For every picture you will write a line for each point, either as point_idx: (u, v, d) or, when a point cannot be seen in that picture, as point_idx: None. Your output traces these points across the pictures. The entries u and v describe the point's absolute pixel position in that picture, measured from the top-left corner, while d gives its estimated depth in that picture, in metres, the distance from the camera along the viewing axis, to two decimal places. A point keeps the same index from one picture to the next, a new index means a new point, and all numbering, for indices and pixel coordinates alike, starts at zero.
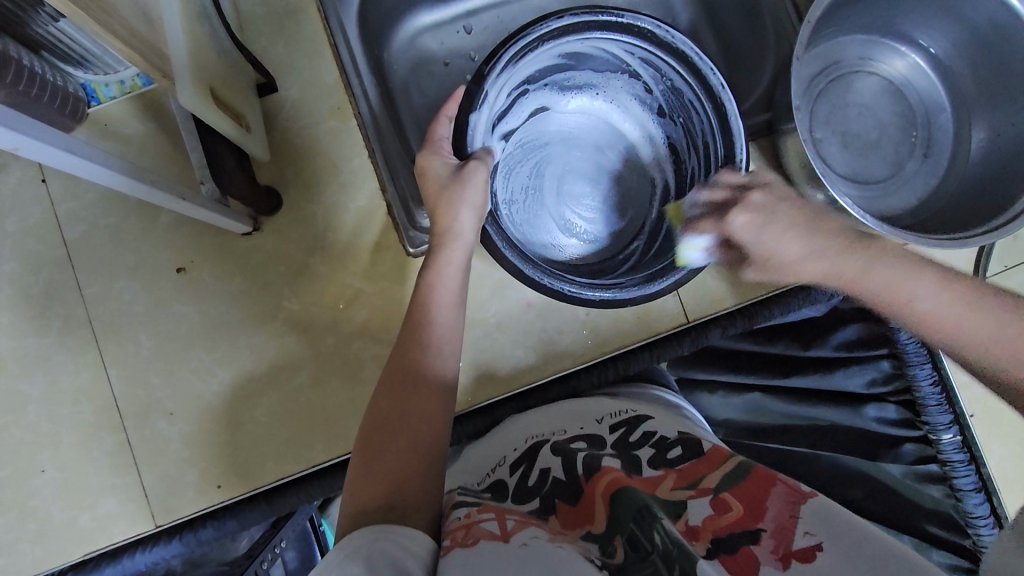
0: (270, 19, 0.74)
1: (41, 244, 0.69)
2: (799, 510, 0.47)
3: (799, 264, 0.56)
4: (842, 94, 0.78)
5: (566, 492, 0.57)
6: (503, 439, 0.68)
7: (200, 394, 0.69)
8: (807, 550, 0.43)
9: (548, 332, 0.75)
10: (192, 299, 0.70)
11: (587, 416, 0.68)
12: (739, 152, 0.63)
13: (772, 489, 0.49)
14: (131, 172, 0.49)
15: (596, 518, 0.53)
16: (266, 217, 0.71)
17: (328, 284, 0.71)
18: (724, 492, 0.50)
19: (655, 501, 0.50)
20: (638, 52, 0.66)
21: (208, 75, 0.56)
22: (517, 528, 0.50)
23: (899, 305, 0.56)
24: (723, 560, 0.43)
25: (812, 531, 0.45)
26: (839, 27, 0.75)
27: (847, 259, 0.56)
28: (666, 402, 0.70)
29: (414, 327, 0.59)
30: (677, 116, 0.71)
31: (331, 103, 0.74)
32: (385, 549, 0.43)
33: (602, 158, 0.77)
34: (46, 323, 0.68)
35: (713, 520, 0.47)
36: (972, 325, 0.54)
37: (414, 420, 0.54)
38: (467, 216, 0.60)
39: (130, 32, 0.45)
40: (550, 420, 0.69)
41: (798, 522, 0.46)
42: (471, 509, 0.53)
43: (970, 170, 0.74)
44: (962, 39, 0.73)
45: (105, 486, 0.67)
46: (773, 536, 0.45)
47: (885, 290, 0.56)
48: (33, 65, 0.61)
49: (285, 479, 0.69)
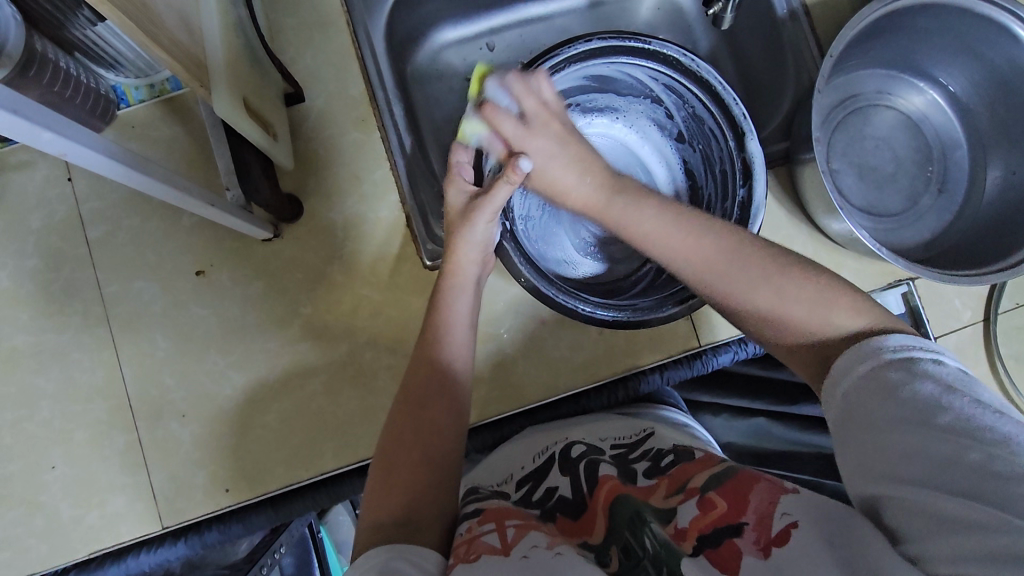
0: (299, 30, 0.75)
1: (64, 241, 0.70)
2: (779, 498, 0.46)
3: (637, 211, 0.56)
4: (859, 126, 0.79)
5: (568, 508, 0.58)
6: (511, 452, 0.68)
7: (213, 397, 0.70)
8: (782, 534, 0.42)
9: (559, 350, 0.75)
10: (209, 301, 0.71)
11: (591, 428, 0.68)
12: (756, 187, 0.63)
13: (755, 483, 0.48)
14: (166, 176, 0.51)
15: (594, 530, 0.53)
16: (286, 224, 0.72)
17: (345, 292, 0.72)
18: (711, 493, 0.49)
19: (647, 508, 0.51)
20: (662, 78, 0.67)
21: (242, 85, 0.57)
22: (518, 535, 0.49)
23: (710, 281, 0.54)
24: (708, 556, 0.43)
25: (789, 511, 0.44)
26: (859, 61, 0.76)
27: (631, 210, 0.57)
28: (672, 420, 0.70)
29: (428, 346, 0.59)
30: (697, 142, 0.72)
31: (356, 114, 0.75)
32: (398, 567, 0.43)
33: (620, 176, 0.78)
34: (65, 319, 0.69)
35: (700, 519, 0.47)
36: (776, 302, 0.51)
37: (427, 437, 0.54)
38: (473, 251, 0.62)
39: (173, 42, 0.46)
40: (553, 434, 0.68)
41: (776, 507, 0.45)
42: (471, 522, 0.51)
43: (984, 207, 0.74)
44: (980, 77, 0.74)
45: (115, 485, 0.67)
46: (756, 528, 0.44)
47: (684, 254, 0.54)
48: (68, 66, 0.62)
49: (293, 485, 0.69)
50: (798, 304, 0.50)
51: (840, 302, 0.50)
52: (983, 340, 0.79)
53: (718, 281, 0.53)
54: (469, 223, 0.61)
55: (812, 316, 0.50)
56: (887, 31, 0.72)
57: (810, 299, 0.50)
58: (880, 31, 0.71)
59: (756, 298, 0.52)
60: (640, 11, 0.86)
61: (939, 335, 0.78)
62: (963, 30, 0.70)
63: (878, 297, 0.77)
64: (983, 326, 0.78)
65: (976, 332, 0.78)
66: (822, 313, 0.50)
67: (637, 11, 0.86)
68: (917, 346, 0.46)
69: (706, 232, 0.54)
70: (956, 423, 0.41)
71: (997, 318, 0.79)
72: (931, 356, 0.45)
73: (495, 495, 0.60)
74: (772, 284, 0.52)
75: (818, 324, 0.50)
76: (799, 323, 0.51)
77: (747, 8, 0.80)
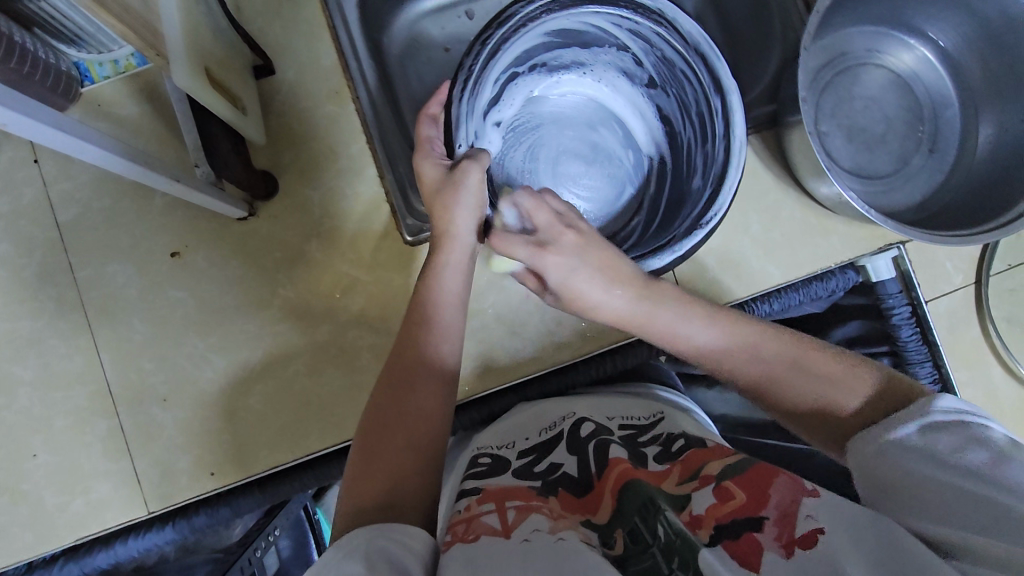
0: (268, 0, 0.72)
1: (34, 225, 0.68)
2: (804, 497, 0.46)
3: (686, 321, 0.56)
4: (847, 86, 0.77)
5: (572, 484, 0.56)
6: (512, 424, 0.68)
7: (194, 380, 0.68)
8: (810, 536, 0.42)
9: (546, 324, 0.74)
10: (187, 284, 0.69)
11: (598, 408, 0.67)
12: (737, 128, 0.60)
13: (776, 477, 0.48)
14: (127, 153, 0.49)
15: (599, 510, 0.52)
16: (262, 203, 0.70)
17: (325, 271, 0.71)
18: (727, 483, 0.48)
19: (660, 495, 0.49)
20: (626, 24, 0.65)
21: (204, 55, 0.55)
22: (518, 518, 0.49)
23: (784, 385, 0.55)
24: (726, 546, 0.42)
25: (815, 515, 0.44)
26: (847, 17, 0.74)
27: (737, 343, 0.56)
28: (673, 402, 0.68)
29: (413, 327, 0.58)
30: (669, 86, 0.70)
31: (330, 88, 0.72)
32: (384, 548, 0.42)
33: (598, 137, 0.76)
34: (39, 306, 0.68)
35: (716, 508, 0.46)
36: (828, 392, 0.53)
37: (410, 419, 0.54)
38: (464, 219, 0.58)
39: (123, 8, 0.43)
40: (560, 410, 0.68)
41: (800, 506, 0.45)
42: (471, 500, 0.53)
43: (975, 167, 0.73)
44: (970, 33, 0.72)
45: (98, 472, 0.67)
46: (778, 523, 0.44)
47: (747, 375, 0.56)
48: (25, 41, 0.60)
49: (279, 467, 0.68)
50: (851, 398, 0.53)
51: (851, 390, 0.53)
52: (975, 302, 0.78)
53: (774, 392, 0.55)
54: (454, 192, 0.57)
55: (860, 395, 0.53)
56: None
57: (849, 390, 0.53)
58: None
59: (801, 392, 0.54)
60: None
61: (930, 299, 0.77)
62: None
63: (867, 262, 0.76)
64: (974, 289, 0.77)
65: (968, 296, 0.77)
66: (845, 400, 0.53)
67: None
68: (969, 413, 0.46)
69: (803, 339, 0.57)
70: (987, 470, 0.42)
71: (989, 280, 0.78)
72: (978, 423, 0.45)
73: (496, 467, 0.60)
74: (825, 373, 0.54)
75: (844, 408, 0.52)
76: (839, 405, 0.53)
77: None
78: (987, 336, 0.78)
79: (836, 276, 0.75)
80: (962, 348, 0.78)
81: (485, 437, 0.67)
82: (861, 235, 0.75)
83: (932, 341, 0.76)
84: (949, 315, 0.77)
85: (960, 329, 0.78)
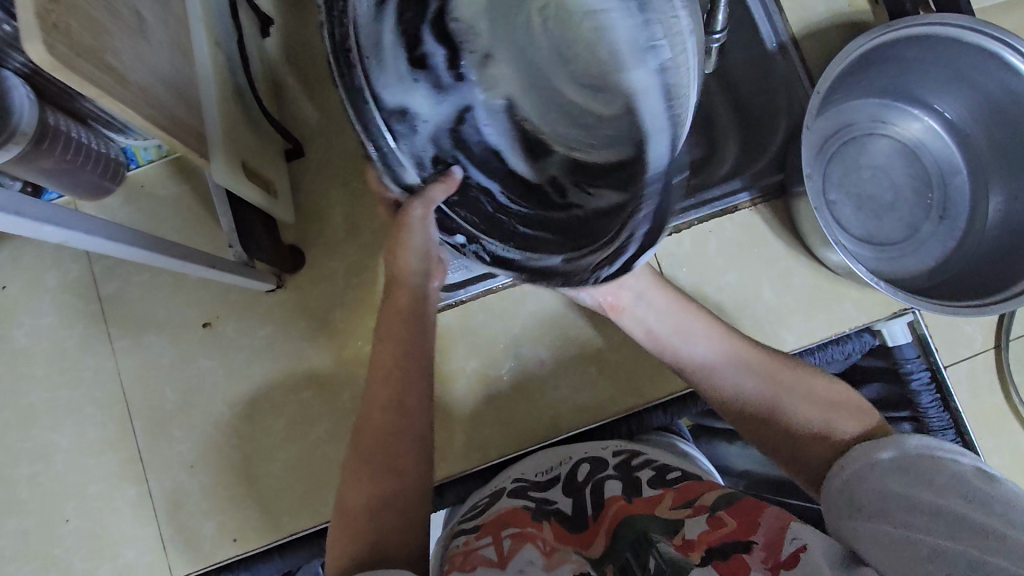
0: (298, 86, 0.77)
1: (79, 298, 0.73)
2: (789, 521, 0.47)
3: (717, 368, 0.59)
4: (854, 156, 0.78)
5: (566, 520, 0.55)
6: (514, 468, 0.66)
7: (221, 447, 0.71)
8: (793, 555, 0.43)
9: (561, 389, 0.76)
10: (216, 353, 0.72)
11: (594, 447, 0.66)
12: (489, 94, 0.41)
13: (763, 505, 0.49)
14: (183, 252, 0.53)
15: (592, 546, 0.52)
16: (290, 274, 0.74)
17: (347, 338, 0.73)
18: (719, 510, 0.49)
19: (653, 525, 0.50)
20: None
21: (241, 149, 0.59)
22: (514, 547, 0.50)
23: (719, 393, 0.59)
24: (717, 566, 0.44)
25: (798, 535, 0.45)
26: (850, 92, 0.76)
27: (721, 366, 0.59)
28: (676, 449, 0.68)
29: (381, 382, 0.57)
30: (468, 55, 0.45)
31: (355, 165, 0.76)
32: None
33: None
34: (79, 375, 0.71)
35: (707, 533, 0.47)
36: (779, 400, 0.56)
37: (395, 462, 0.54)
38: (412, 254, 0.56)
39: (172, 120, 0.47)
40: (558, 452, 0.66)
41: (787, 530, 0.46)
42: (470, 536, 0.53)
43: (986, 235, 0.74)
44: (974, 104, 0.74)
45: (126, 537, 0.69)
46: (766, 546, 0.45)
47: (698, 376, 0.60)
48: (80, 135, 0.65)
49: (300, 533, 0.70)
50: (799, 404, 0.55)
51: (815, 404, 0.55)
52: (996, 367, 0.77)
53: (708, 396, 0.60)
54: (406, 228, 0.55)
55: (812, 411, 0.55)
56: (875, 63, 0.72)
57: (812, 403, 0.55)
58: (866, 64, 0.71)
59: (738, 385, 0.58)
60: None
61: (948, 364, 0.76)
62: (952, 58, 0.70)
63: (882, 326, 0.76)
64: (995, 353, 0.77)
65: (988, 360, 0.77)
66: (791, 398, 0.56)
67: None
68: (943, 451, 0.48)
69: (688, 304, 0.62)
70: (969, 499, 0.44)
71: (1010, 344, 0.77)
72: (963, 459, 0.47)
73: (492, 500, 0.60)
74: (773, 384, 0.57)
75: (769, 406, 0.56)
76: (806, 419, 0.54)
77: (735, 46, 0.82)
78: (1011, 401, 0.77)
79: (852, 340, 0.76)
80: (985, 414, 0.76)
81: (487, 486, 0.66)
82: (873, 301, 0.75)
83: (952, 406, 0.75)
84: (969, 380, 0.77)
85: (982, 394, 0.76)
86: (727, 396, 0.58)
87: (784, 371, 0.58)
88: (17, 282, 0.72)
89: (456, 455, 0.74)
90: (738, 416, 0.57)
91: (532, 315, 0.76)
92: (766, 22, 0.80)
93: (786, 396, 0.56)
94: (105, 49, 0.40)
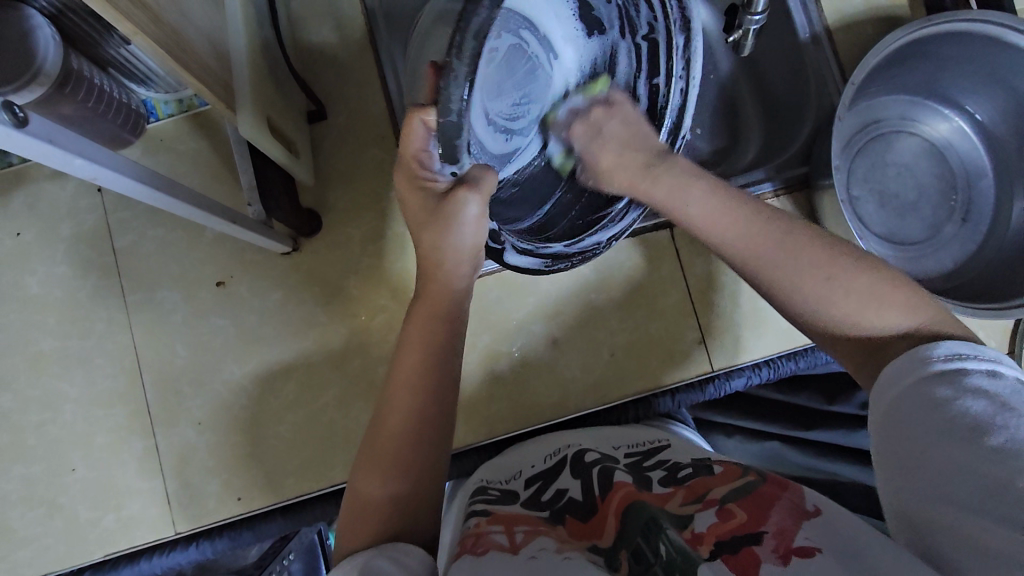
0: (323, 48, 0.76)
1: (92, 249, 0.72)
2: (802, 519, 0.43)
3: (719, 226, 0.51)
4: (880, 152, 0.78)
5: (577, 510, 0.55)
6: (523, 453, 0.68)
7: (229, 406, 0.71)
8: (808, 549, 0.40)
9: (571, 370, 0.76)
10: (229, 312, 0.72)
11: (604, 438, 0.67)
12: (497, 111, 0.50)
13: (776, 499, 0.46)
14: (206, 206, 0.52)
15: (604, 534, 0.51)
16: (306, 239, 0.73)
17: (360, 305, 0.73)
18: (731, 505, 0.47)
19: (663, 515, 0.48)
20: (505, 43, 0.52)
21: (268, 105, 0.58)
22: (526, 539, 0.49)
23: (775, 269, 0.48)
24: (725, 560, 0.40)
25: (812, 535, 0.41)
26: (882, 87, 0.75)
27: (737, 235, 0.50)
28: (686, 437, 0.68)
29: (412, 391, 0.50)
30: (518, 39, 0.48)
31: (375, 132, 0.75)
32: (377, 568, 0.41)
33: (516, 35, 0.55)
34: (90, 327, 0.71)
35: (717, 527, 0.44)
36: (814, 293, 0.47)
37: (428, 464, 0.49)
38: (463, 233, 0.51)
39: (202, 68, 0.47)
40: (566, 437, 0.69)
41: (799, 526, 0.42)
42: (481, 520, 0.53)
43: (1007, 239, 0.73)
44: (1007, 107, 0.72)
45: (131, 490, 0.69)
46: (776, 536, 0.42)
47: (745, 246, 0.50)
48: (102, 83, 0.65)
49: (303, 496, 0.70)
50: (837, 294, 0.46)
51: (874, 300, 0.46)
52: None
53: (750, 274, 0.50)
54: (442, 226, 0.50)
55: (853, 304, 0.46)
56: (911, 57, 0.71)
57: (849, 290, 0.46)
58: (903, 57, 0.70)
59: (763, 256, 0.49)
60: None
61: None
62: (992, 56, 0.68)
63: None
64: None
65: None
66: (836, 286, 0.46)
67: None
68: (972, 356, 0.41)
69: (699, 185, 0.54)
70: (1001, 445, 0.37)
71: None
72: (985, 368, 0.41)
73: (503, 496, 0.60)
74: (819, 275, 0.47)
75: (823, 305, 0.47)
76: (852, 320, 0.46)
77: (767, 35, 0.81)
78: None
79: None
80: None
81: (497, 467, 0.67)
82: None
83: None
84: None
85: None
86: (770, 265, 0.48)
87: (813, 252, 0.48)
88: (32, 230, 0.72)
89: (462, 427, 0.74)
90: (778, 298, 0.49)
91: (546, 293, 0.76)
92: (801, 12, 0.78)
93: (813, 273, 0.47)
94: None
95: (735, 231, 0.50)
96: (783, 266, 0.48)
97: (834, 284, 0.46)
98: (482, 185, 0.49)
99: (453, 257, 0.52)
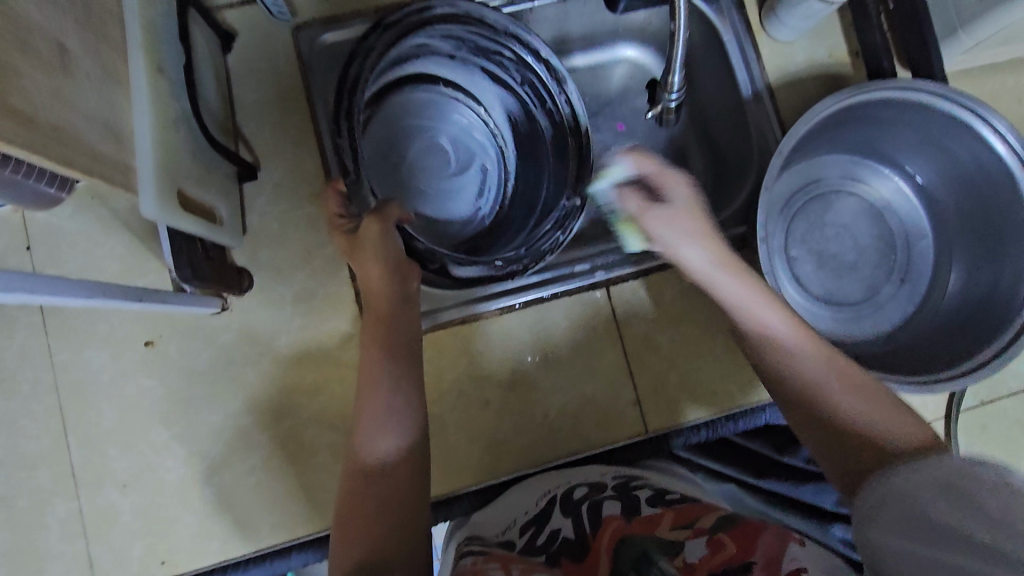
0: (259, 104, 0.75)
1: (17, 308, 0.71)
2: (788, 551, 0.47)
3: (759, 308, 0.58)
4: (820, 212, 0.77)
5: (570, 548, 0.54)
6: (513, 501, 0.68)
7: (155, 468, 0.70)
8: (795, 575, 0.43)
9: (504, 431, 0.74)
10: (156, 373, 0.71)
11: (592, 472, 0.69)
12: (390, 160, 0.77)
13: (761, 530, 0.49)
14: (99, 290, 0.51)
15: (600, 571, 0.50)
16: (236, 297, 0.73)
17: (291, 366, 0.72)
18: (720, 534, 0.49)
19: (653, 547, 0.49)
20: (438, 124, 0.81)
21: (180, 178, 0.57)
22: None
23: (748, 310, 0.59)
24: None
25: (796, 564, 0.45)
26: (820, 147, 0.75)
27: (753, 302, 0.59)
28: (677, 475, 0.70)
29: (375, 400, 0.58)
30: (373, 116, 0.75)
31: (311, 189, 0.75)
32: None
33: (456, 105, 0.81)
34: (14, 387, 0.70)
35: (708, 558, 0.47)
36: (827, 388, 0.54)
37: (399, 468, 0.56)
38: (372, 270, 0.64)
39: (90, 156, 0.46)
40: (550, 480, 0.69)
41: (785, 554, 0.46)
42: (477, 560, 0.53)
43: (945, 305, 0.72)
44: (945, 173, 0.72)
45: (53, 554, 0.68)
46: (765, 565, 0.45)
47: (822, 369, 0.55)
48: None
49: (229, 560, 0.69)
50: (853, 404, 0.53)
51: (886, 415, 0.52)
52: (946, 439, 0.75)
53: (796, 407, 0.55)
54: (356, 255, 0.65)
55: (864, 419, 0.52)
56: (848, 120, 0.70)
57: (850, 397, 0.53)
58: (838, 121, 0.69)
59: (772, 332, 0.58)
60: (612, 80, 0.87)
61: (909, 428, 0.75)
62: (925, 122, 0.68)
63: None
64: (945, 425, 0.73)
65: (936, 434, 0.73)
66: (845, 403, 0.53)
67: (608, 84, 0.87)
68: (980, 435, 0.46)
69: (689, 246, 0.61)
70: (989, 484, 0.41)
71: (966, 416, 0.75)
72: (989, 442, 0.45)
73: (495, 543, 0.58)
74: (828, 371, 0.55)
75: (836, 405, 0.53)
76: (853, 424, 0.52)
77: (710, 91, 0.81)
78: None
79: None
80: None
81: (490, 520, 0.66)
82: None
83: None
84: None
85: None
86: (782, 352, 0.57)
87: (837, 370, 0.55)
88: None
89: None
90: (795, 388, 0.55)
91: (481, 353, 0.75)
92: (743, 70, 0.78)
93: (806, 358, 0.56)
94: (10, 91, 0.39)
95: (732, 285, 0.60)
96: (817, 375, 0.55)
97: (829, 379, 0.55)
98: (386, 215, 0.64)
99: (381, 267, 0.64)
